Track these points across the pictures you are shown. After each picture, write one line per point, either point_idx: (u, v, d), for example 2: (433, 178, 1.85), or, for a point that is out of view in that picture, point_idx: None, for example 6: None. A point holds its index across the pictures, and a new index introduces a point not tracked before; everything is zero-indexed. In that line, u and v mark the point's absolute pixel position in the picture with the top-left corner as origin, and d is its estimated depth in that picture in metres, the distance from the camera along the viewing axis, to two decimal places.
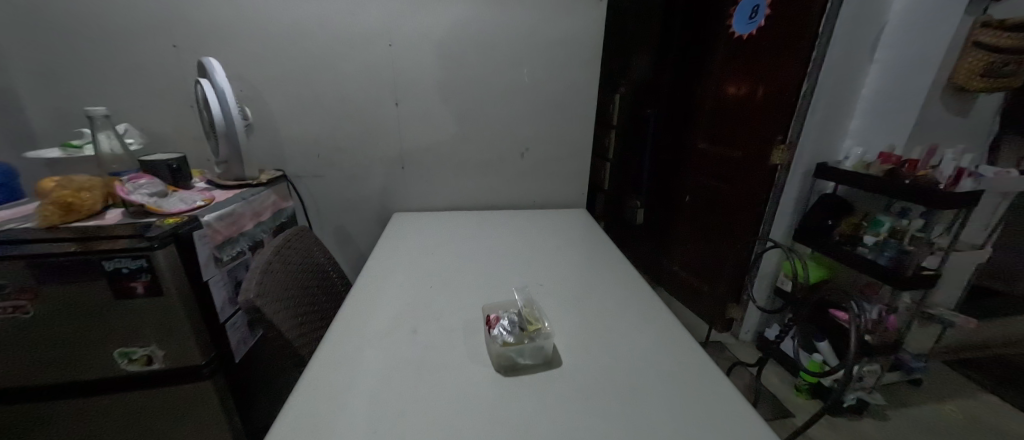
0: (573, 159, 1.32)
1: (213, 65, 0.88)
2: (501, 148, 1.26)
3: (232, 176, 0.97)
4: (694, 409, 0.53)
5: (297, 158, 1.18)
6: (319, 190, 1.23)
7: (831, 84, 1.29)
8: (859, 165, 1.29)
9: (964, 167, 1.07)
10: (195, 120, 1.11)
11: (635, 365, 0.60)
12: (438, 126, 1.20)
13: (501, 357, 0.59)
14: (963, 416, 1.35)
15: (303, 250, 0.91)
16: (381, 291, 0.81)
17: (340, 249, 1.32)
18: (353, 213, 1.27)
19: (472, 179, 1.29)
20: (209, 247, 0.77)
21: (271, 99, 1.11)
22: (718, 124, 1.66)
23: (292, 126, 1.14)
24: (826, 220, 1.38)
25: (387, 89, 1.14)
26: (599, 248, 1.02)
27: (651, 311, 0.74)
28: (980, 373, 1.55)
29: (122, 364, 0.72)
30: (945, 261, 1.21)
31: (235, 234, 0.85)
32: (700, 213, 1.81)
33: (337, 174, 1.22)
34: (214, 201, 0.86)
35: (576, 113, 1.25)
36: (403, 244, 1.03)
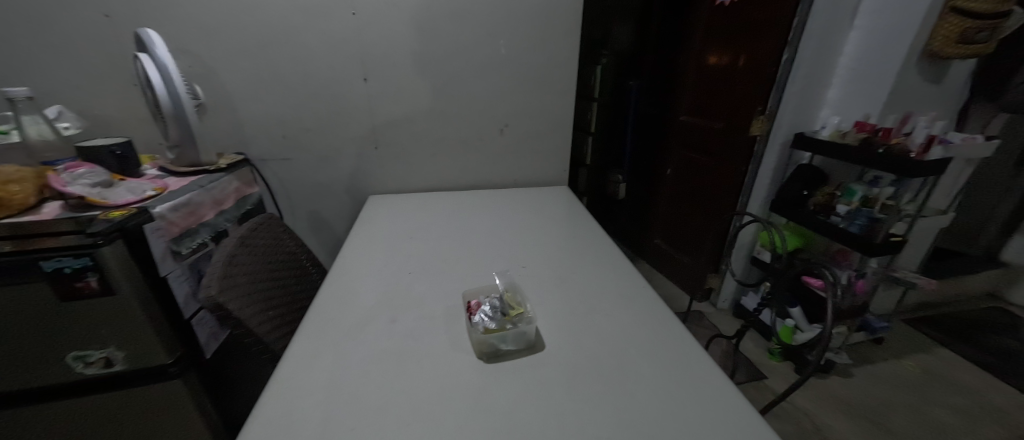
0: (553, 135, 1.28)
1: (152, 38, 0.79)
2: (480, 125, 1.21)
3: (186, 161, 0.90)
4: (678, 390, 0.52)
5: (260, 140, 1.10)
6: (286, 173, 1.16)
7: (811, 52, 1.27)
8: (835, 135, 1.30)
9: (935, 134, 1.08)
10: (141, 100, 1.01)
11: (619, 347, 0.60)
12: (412, 102, 1.13)
13: (483, 344, 0.58)
14: (922, 370, 1.45)
15: (271, 240, 0.86)
16: (356, 280, 0.78)
17: (315, 235, 1.27)
18: (325, 196, 1.21)
19: (450, 158, 1.24)
20: (163, 241, 0.71)
21: (226, 77, 1.01)
22: (699, 97, 1.64)
23: (250, 105, 1.05)
24: (802, 191, 1.40)
25: (355, 64, 1.05)
26: (582, 226, 1.00)
27: (634, 290, 0.74)
28: (937, 330, 1.65)
29: (78, 368, 0.67)
30: (913, 226, 1.25)
31: (194, 224, 0.79)
32: (681, 187, 1.82)
33: (305, 157, 1.14)
34: (168, 190, 0.79)
35: (556, 86, 1.20)
36: (379, 229, 0.99)
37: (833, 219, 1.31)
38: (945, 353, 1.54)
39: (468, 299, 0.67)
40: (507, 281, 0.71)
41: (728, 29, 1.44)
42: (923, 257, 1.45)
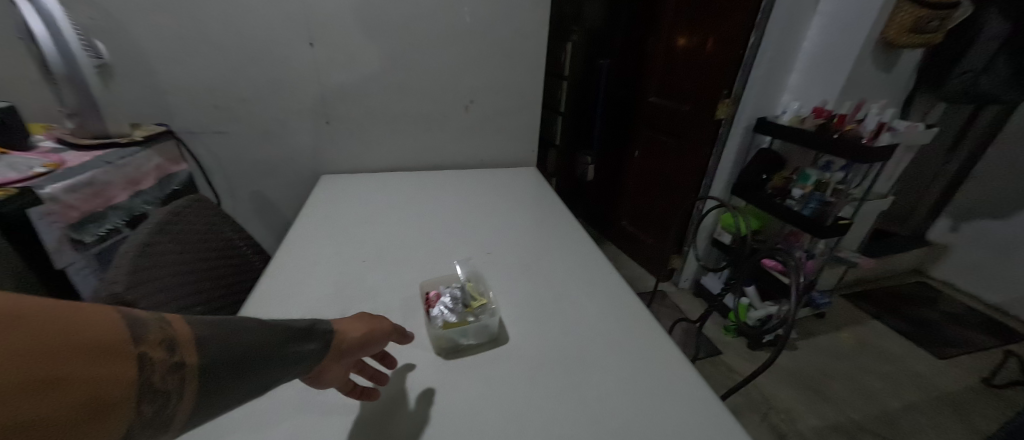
0: (521, 114, 1.22)
1: None
2: (443, 100, 1.13)
3: (90, 132, 0.76)
4: (644, 381, 0.51)
5: (187, 111, 0.96)
6: (223, 149, 1.03)
7: (776, 36, 1.27)
8: (795, 120, 1.33)
9: (884, 121, 1.14)
10: (28, 58, 0.84)
11: (585, 336, 0.57)
12: (367, 72, 1.03)
13: (442, 339, 0.54)
14: (856, 341, 1.58)
15: (200, 225, 0.75)
16: (302, 269, 0.70)
17: (260, 217, 1.16)
18: (269, 176, 1.10)
19: (411, 136, 1.15)
20: (58, 228, 0.60)
21: (139, 34, 0.86)
22: (667, 79, 1.63)
23: (172, 68, 0.91)
24: (761, 174, 1.44)
25: (298, 26, 0.93)
26: (549, 210, 0.97)
27: (601, 276, 0.72)
28: (870, 304, 1.80)
29: None
30: (859, 209, 1.32)
31: (100, 207, 0.67)
32: (648, 170, 1.83)
33: (243, 131, 1.02)
34: (64, 167, 0.66)
35: (525, 61, 1.14)
36: (330, 212, 0.91)
37: (788, 202, 1.36)
38: (875, 325, 1.68)
39: (427, 289, 0.62)
40: (468, 270, 0.66)
41: (699, 9, 1.42)
42: (863, 237, 1.55)
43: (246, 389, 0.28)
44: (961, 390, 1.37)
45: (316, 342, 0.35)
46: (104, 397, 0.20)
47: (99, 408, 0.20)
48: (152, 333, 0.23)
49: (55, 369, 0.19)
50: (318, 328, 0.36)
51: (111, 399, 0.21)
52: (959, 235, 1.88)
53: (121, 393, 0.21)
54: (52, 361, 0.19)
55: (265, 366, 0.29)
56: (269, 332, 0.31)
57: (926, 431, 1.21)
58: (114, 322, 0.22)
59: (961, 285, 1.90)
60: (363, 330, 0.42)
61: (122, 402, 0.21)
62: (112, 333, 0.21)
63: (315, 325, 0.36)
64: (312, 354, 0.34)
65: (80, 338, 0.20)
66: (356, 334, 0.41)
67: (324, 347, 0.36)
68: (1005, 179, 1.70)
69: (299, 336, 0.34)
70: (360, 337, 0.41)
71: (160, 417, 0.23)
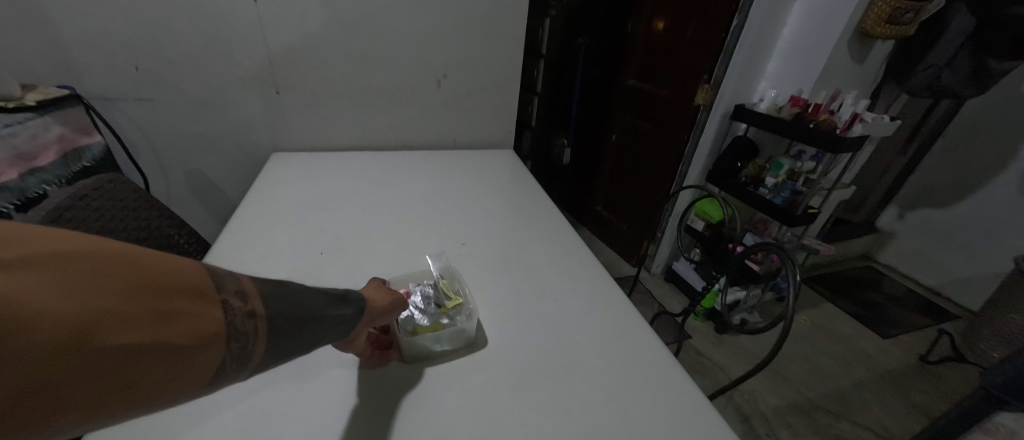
0: (497, 91, 1.13)
1: None
2: (412, 73, 1.02)
3: None
4: (632, 385, 0.48)
5: (100, 72, 0.80)
6: (148, 121, 0.88)
7: (759, 21, 1.25)
8: (772, 108, 1.32)
9: (858, 113, 1.15)
10: None
11: (570, 338, 0.53)
12: (322, 34, 0.90)
13: (411, 347, 0.47)
14: (811, 323, 1.67)
15: (119, 210, 0.63)
16: (248, 262, 0.61)
17: (200, 200, 1.02)
18: (208, 152, 0.96)
19: (375, 112, 1.04)
20: None
21: None
22: (647, 61, 1.58)
23: (76, 18, 0.75)
24: (736, 163, 1.45)
25: None
26: (528, 196, 0.91)
27: (583, 269, 0.67)
28: (824, 288, 1.91)
29: None
30: (826, 199, 1.36)
31: None
32: (624, 154, 1.81)
33: (174, 100, 0.87)
34: None
35: (504, 34, 1.04)
36: (284, 195, 0.80)
37: (761, 191, 1.38)
38: (829, 307, 1.78)
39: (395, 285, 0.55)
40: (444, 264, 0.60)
41: None
42: (826, 224, 1.61)
43: (302, 343, 0.28)
44: (901, 366, 1.48)
45: (353, 307, 0.34)
46: (200, 333, 0.21)
47: (193, 345, 0.20)
48: (231, 281, 0.23)
49: (156, 305, 0.19)
50: (350, 297, 0.35)
51: (209, 334, 0.21)
52: (905, 223, 2.01)
53: (216, 329, 0.21)
54: (152, 296, 0.19)
55: (318, 324, 0.29)
56: (316, 293, 0.30)
57: (872, 407, 1.30)
58: (203, 267, 0.22)
59: (903, 269, 2.05)
60: (389, 302, 0.40)
61: (215, 339, 0.21)
62: (200, 276, 0.22)
63: (349, 294, 0.36)
64: (351, 318, 0.34)
65: (176, 279, 0.20)
66: (383, 310, 0.40)
67: (358, 312, 0.35)
68: (950, 171, 1.82)
69: (338, 301, 0.33)
70: (387, 311, 0.40)
71: (241, 359, 0.23)
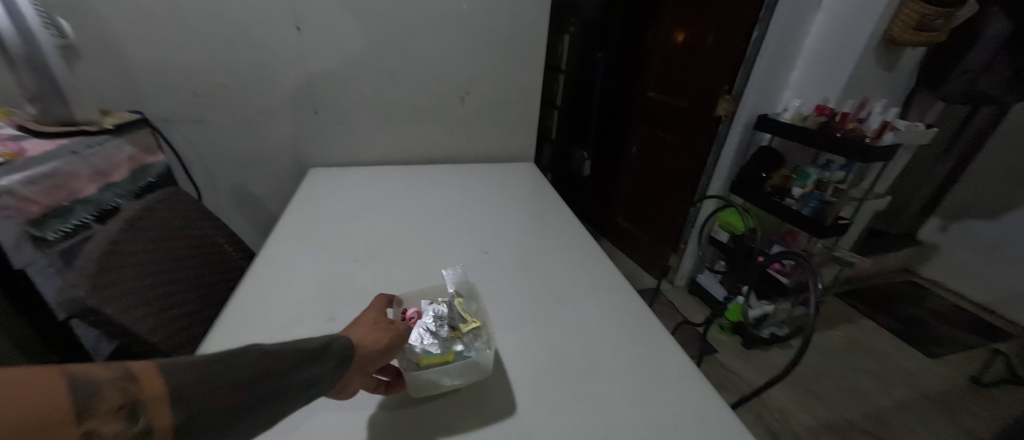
0: (518, 106, 1.18)
1: None
2: (437, 91, 1.08)
3: (53, 119, 0.70)
4: (651, 389, 0.49)
5: (162, 98, 0.89)
6: (201, 140, 0.97)
7: (779, 31, 1.24)
8: (797, 118, 1.31)
9: (888, 120, 1.12)
10: None
11: (590, 341, 0.55)
12: (357, 59, 0.97)
13: (415, 380, 0.44)
14: (847, 339, 1.59)
15: (176, 221, 0.70)
16: (290, 266, 0.66)
17: (243, 212, 1.11)
18: (252, 168, 1.04)
19: (403, 128, 1.11)
20: (14, 224, 0.54)
21: (104, 9, 0.79)
22: (666, 73, 1.59)
23: (143, 50, 0.84)
24: (760, 173, 1.43)
25: (281, 6, 0.87)
26: (548, 206, 0.94)
27: (602, 277, 0.69)
28: (860, 302, 1.82)
29: None
30: (857, 209, 1.32)
31: (66, 200, 0.62)
32: (644, 165, 1.81)
33: (225, 120, 0.96)
34: (23, 156, 0.60)
35: (524, 52, 1.09)
36: (321, 206, 0.87)
37: (787, 201, 1.35)
38: (866, 323, 1.69)
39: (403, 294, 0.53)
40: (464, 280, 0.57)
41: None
42: (859, 235, 1.55)
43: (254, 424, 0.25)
44: (949, 387, 1.38)
45: (331, 362, 0.32)
46: None
47: None
48: (103, 401, 0.19)
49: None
50: (332, 348, 0.33)
51: None
52: (949, 235, 1.90)
53: None
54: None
55: (274, 398, 0.26)
56: (275, 359, 0.27)
57: (916, 430, 1.23)
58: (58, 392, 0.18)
59: (948, 283, 1.93)
60: (382, 345, 0.38)
61: None
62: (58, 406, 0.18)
63: (330, 343, 0.33)
64: (329, 375, 0.31)
65: (24, 417, 0.17)
66: (376, 356, 0.38)
67: (340, 367, 0.33)
68: (996, 179, 1.71)
69: (311, 359, 0.30)
70: (377, 357, 0.38)
71: None
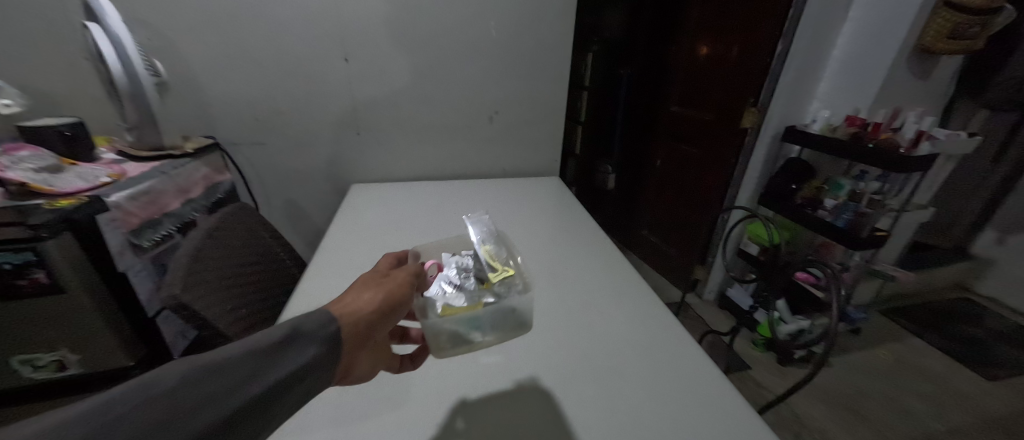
0: (544, 123, 1.24)
1: (100, 4, 0.70)
2: (468, 111, 1.16)
3: (146, 144, 0.82)
4: (676, 391, 0.51)
5: (230, 123, 1.02)
6: (261, 160, 1.08)
7: (804, 45, 1.25)
8: (826, 129, 1.30)
9: (924, 130, 1.09)
10: (95, 76, 0.90)
11: (616, 345, 0.58)
12: (397, 85, 1.07)
13: (443, 334, 0.46)
14: (893, 358, 1.50)
15: (243, 232, 0.79)
16: (341, 273, 0.74)
17: (292, 224, 1.21)
18: (302, 184, 1.15)
19: (436, 146, 1.19)
20: (121, 234, 0.64)
21: (188, 50, 0.91)
22: (690, 88, 1.62)
23: (217, 83, 0.96)
24: (790, 184, 1.42)
25: (333, 41, 0.98)
26: (573, 218, 0.98)
27: (627, 285, 0.72)
28: (907, 320, 1.71)
29: (27, 372, 0.63)
30: (896, 220, 1.28)
31: (157, 214, 0.72)
32: (670, 178, 1.81)
33: (281, 142, 1.07)
34: (126, 176, 0.71)
35: (550, 73, 1.16)
36: (366, 219, 0.95)
37: (820, 213, 1.32)
38: (915, 341, 1.59)
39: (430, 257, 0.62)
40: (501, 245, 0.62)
41: (722, 17, 1.42)
42: (902, 249, 1.48)
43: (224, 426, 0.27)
44: (1012, 413, 1.28)
45: (295, 349, 0.32)
46: None
47: None
48: None
49: None
50: (304, 331, 0.34)
51: None
52: (1007, 249, 1.78)
53: None
54: None
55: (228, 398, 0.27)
56: (204, 370, 0.28)
57: None
58: None
59: (1008, 300, 1.79)
60: (371, 308, 0.40)
61: None
62: None
63: (294, 330, 0.33)
64: (312, 363, 0.33)
65: None
66: (366, 320, 0.39)
67: (324, 352, 0.34)
68: None
69: (266, 355, 0.31)
70: (372, 321, 0.40)
71: None
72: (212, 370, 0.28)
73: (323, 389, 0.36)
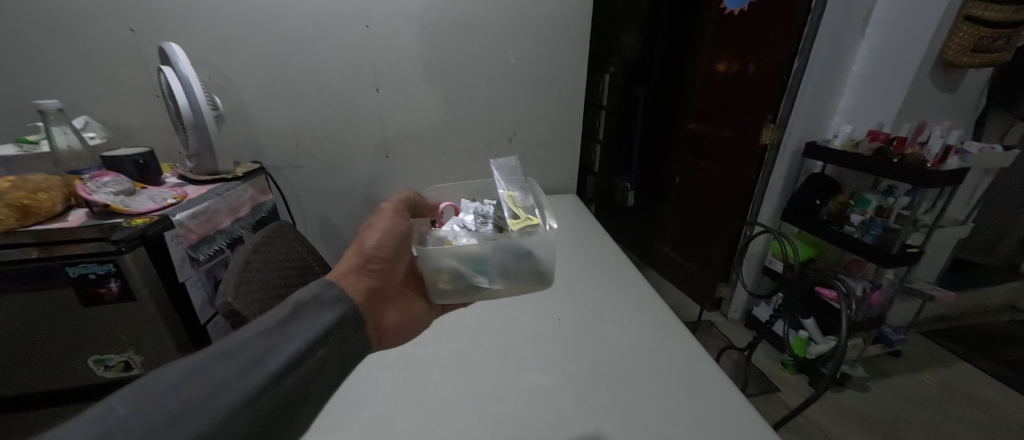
0: (561, 143, 1.29)
1: (174, 51, 0.82)
2: (489, 134, 1.22)
3: (204, 170, 0.92)
4: (687, 402, 0.53)
5: (274, 149, 1.12)
6: (299, 181, 1.18)
7: (820, 61, 1.26)
8: (848, 143, 1.29)
9: (951, 144, 1.07)
10: (162, 110, 1.02)
11: (628, 357, 0.61)
12: (424, 112, 1.15)
13: (447, 271, 0.56)
14: (940, 384, 1.41)
15: (286, 246, 0.87)
16: None
17: (325, 241, 1.30)
18: (335, 203, 1.24)
19: (459, 167, 1.25)
20: (182, 248, 0.73)
21: (241, 85, 1.03)
22: (708, 106, 1.64)
23: (264, 114, 1.07)
24: (813, 200, 1.40)
25: (367, 73, 1.08)
26: (590, 235, 1.01)
27: (641, 300, 0.74)
28: (954, 343, 1.61)
29: (98, 371, 0.70)
30: (931, 236, 1.22)
31: (211, 231, 0.81)
32: (689, 195, 1.81)
33: (318, 165, 1.17)
34: (187, 198, 0.81)
35: (566, 96, 1.22)
36: None
37: (847, 229, 1.29)
38: (963, 366, 1.49)
39: (451, 208, 0.76)
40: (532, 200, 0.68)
41: (737, 37, 1.44)
42: (942, 266, 1.41)
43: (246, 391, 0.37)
44: None
45: (290, 329, 0.43)
46: None
47: None
48: None
49: None
50: (321, 298, 0.46)
51: None
52: None
53: None
54: None
55: (238, 376, 0.37)
56: (211, 358, 0.38)
57: None
58: None
59: None
60: (359, 261, 0.52)
61: None
62: None
63: (290, 315, 0.43)
64: (313, 334, 0.43)
65: None
66: (357, 270, 0.51)
67: (338, 315, 0.46)
68: None
69: (264, 337, 0.41)
70: (361, 274, 0.51)
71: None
72: (219, 358, 0.38)
73: (343, 354, 0.46)
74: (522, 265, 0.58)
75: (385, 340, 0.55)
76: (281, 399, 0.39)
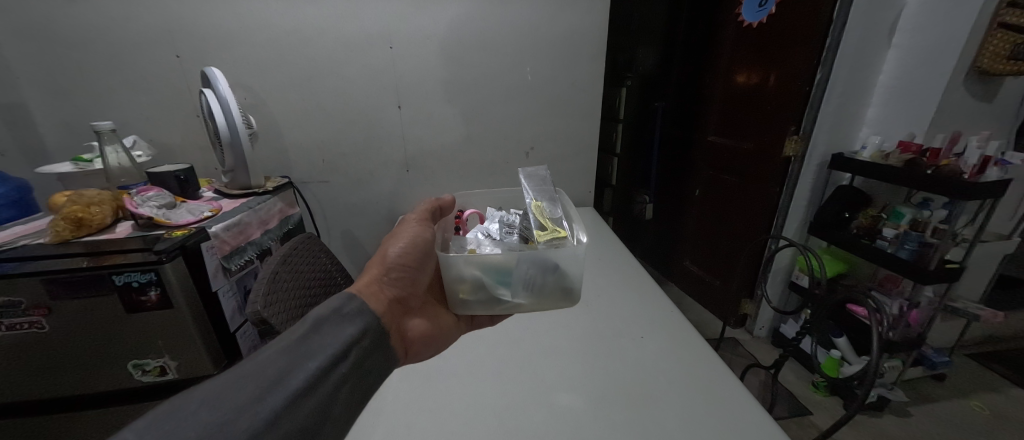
0: (578, 157, 1.30)
1: (215, 74, 0.88)
2: (506, 148, 1.25)
3: (237, 184, 0.97)
4: (707, 420, 0.52)
5: (302, 165, 1.17)
6: (325, 195, 1.23)
7: (846, 72, 1.24)
8: (877, 155, 1.24)
9: (990, 154, 1.01)
10: (202, 129, 1.10)
11: (647, 372, 0.60)
12: (444, 128, 1.19)
13: (469, 280, 0.58)
14: (990, 411, 1.30)
15: (313, 257, 0.91)
16: None
17: (348, 252, 1.33)
18: (358, 217, 1.28)
19: (477, 180, 1.28)
20: (216, 258, 0.77)
21: (274, 105, 1.09)
22: (727, 118, 1.62)
23: (294, 131, 1.13)
24: (842, 213, 1.35)
25: (390, 92, 1.12)
26: (608, 248, 1.00)
27: (660, 315, 0.73)
28: (1006, 367, 1.49)
29: (136, 375, 0.74)
30: (972, 252, 1.16)
31: (242, 243, 0.85)
32: (710, 208, 1.78)
33: (342, 179, 1.21)
34: (222, 211, 0.86)
35: (583, 111, 1.23)
36: None
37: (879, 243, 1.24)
38: (1017, 393, 1.38)
39: (476, 215, 0.77)
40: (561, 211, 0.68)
41: (756, 49, 1.43)
42: (988, 283, 1.32)
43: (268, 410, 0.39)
44: None
45: (309, 347, 0.45)
46: None
47: None
48: None
49: None
50: (343, 312, 0.49)
51: None
52: None
53: None
54: None
55: (261, 396, 0.40)
56: (234, 378, 0.40)
57: None
58: None
59: None
60: (382, 270, 0.56)
61: None
62: None
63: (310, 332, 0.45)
64: (330, 352, 0.45)
65: None
66: (381, 279, 0.56)
67: (359, 329, 0.48)
68: None
69: (284, 356, 0.43)
70: (383, 282, 0.56)
71: None
72: (243, 377, 0.40)
73: (363, 368, 0.48)
74: (547, 278, 0.58)
75: (411, 350, 0.58)
76: (306, 417, 0.41)
